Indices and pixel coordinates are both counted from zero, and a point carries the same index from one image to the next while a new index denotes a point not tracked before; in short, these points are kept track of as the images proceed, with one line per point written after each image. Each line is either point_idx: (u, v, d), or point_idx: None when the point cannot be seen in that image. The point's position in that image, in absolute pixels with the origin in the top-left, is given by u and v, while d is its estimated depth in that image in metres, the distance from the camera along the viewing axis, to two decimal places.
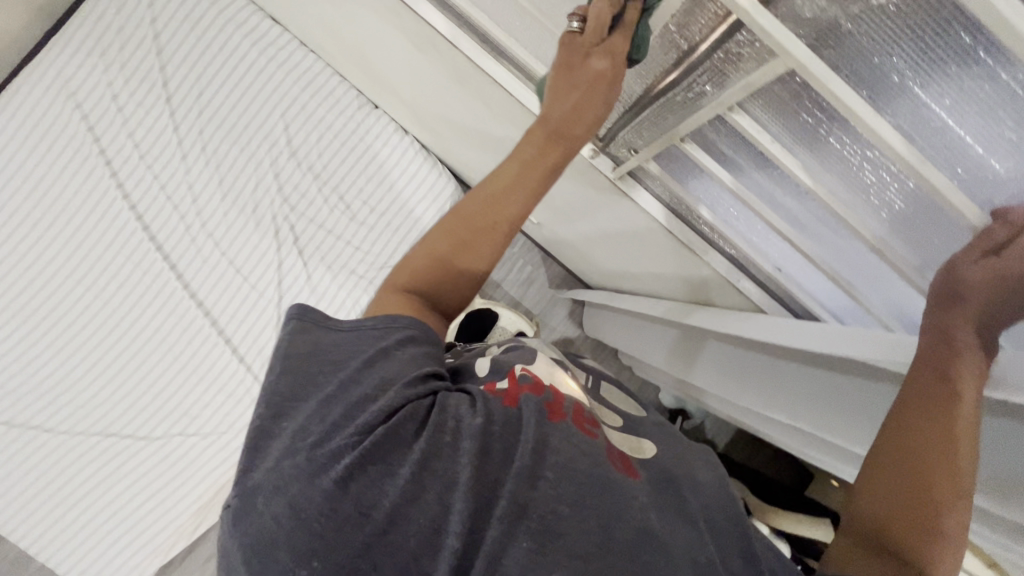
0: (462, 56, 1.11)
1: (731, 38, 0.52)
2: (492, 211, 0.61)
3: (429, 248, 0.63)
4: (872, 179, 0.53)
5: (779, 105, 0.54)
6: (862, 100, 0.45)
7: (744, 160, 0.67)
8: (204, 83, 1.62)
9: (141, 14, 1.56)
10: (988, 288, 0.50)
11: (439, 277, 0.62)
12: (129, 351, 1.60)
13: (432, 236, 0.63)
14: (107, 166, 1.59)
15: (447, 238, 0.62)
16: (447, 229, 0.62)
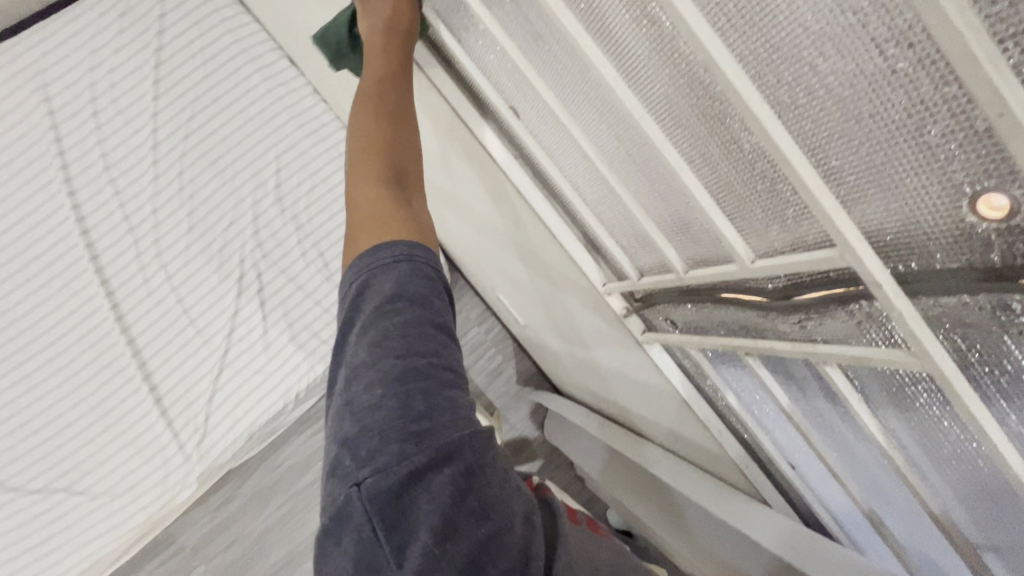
0: (493, 164, 0.93)
1: (844, 305, 0.47)
2: (399, 88, 0.71)
3: (373, 159, 0.64)
4: (964, 464, 0.50)
5: (878, 373, 0.50)
6: (984, 404, 0.42)
7: (806, 388, 0.62)
8: (200, 121, 1.72)
9: (146, 53, 1.68)
10: None
11: (401, 159, 0.66)
12: (46, 381, 1.58)
13: (361, 164, 0.64)
14: (67, 186, 1.64)
15: (378, 136, 0.66)
16: (365, 137, 0.66)
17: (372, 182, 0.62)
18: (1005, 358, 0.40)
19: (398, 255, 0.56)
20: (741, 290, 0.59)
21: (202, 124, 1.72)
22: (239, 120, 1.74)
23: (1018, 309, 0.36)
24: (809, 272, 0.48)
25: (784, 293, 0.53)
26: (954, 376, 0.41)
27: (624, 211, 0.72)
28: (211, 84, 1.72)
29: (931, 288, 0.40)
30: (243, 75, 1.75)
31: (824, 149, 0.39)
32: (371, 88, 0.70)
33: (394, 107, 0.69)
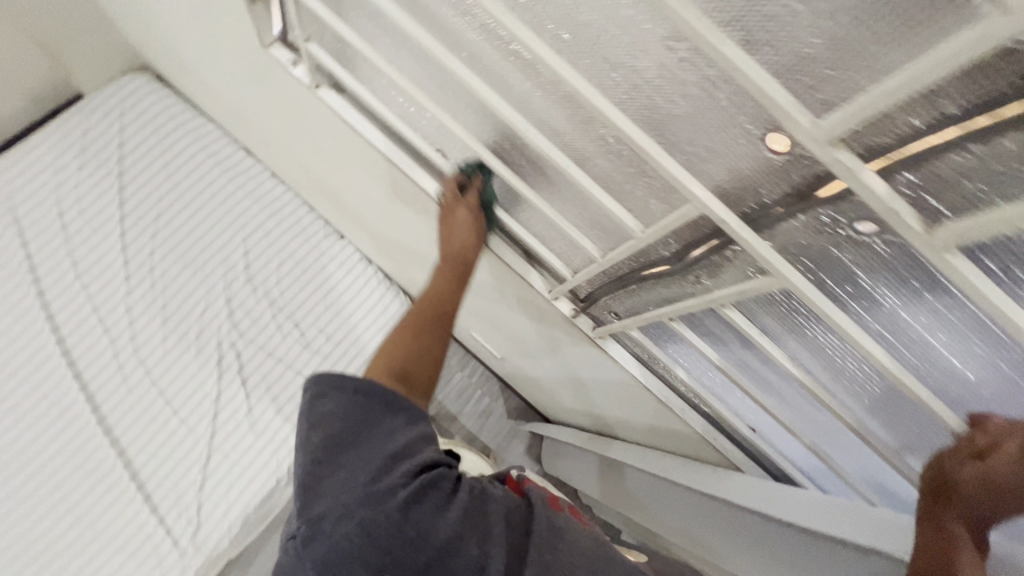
0: (436, 205, 1.03)
1: (721, 253, 0.57)
2: (455, 287, 0.87)
3: (410, 322, 0.78)
4: (856, 372, 0.58)
5: (766, 307, 0.59)
6: (836, 309, 0.51)
7: (727, 340, 0.71)
8: (166, 219, 1.82)
9: (109, 165, 1.79)
10: (982, 496, 0.49)
11: (413, 346, 0.74)
12: (28, 498, 1.55)
13: (409, 317, 0.80)
14: (41, 299, 1.69)
15: (422, 308, 0.81)
16: (416, 307, 0.81)
17: (385, 358, 0.72)
18: (839, 263, 0.49)
19: (378, 392, 0.64)
20: (651, 263, 0.69)
21: (168, 221, 1.81)
22: (203, 211, 1.85)
23: (828, 221, 0.46)
24: (690, 231, 0.58)
25: (681, 256, 0.63)
26: (806, 288, 0.50)
27: (549, 220, 0.83)
28: (173, 183, 1.83)
29: (767, 218, 0.49)
30: (203, 171, 1.86)
31: (662, 125, 0.50)
32: (441, 280, 0.87)
33: (443, 298, 0.84)
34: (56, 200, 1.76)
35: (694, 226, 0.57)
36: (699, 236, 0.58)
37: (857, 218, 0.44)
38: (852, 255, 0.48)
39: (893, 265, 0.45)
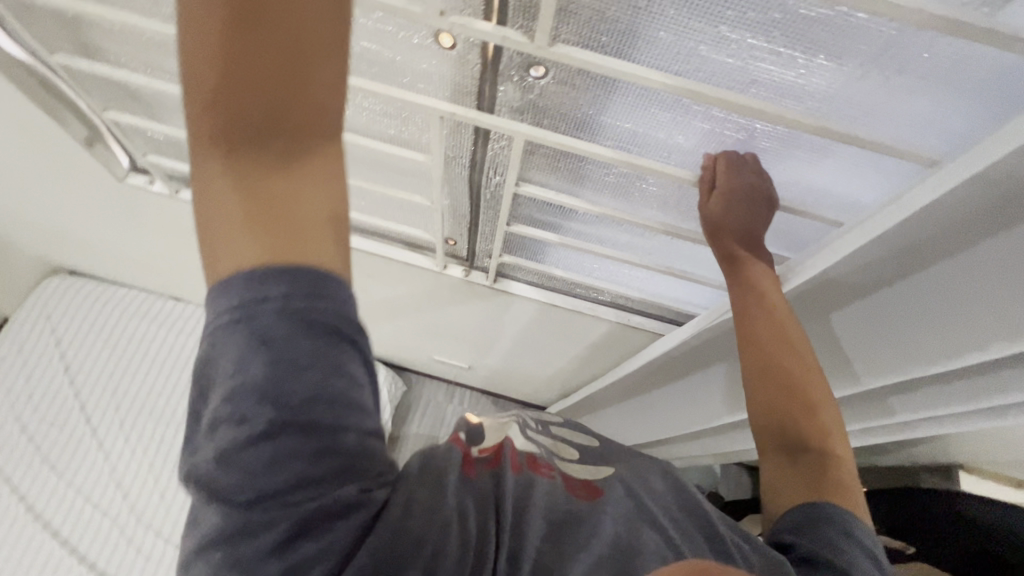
0: None
1: (490, 145, 0.72)
2: (269, 83, 0.28)
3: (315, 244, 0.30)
4: (631, 184, 0.72)
5: (548, 168, 0.74)
6: (575, 139, 0.66)
7: (556, 218, 0.86)
8: (121, 387, 1.87)
9: (50, 364, 1.85)
10: (735, 210, 0.63)
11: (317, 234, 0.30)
12: None
13: (228, 251, 0.28)
14: (29, 513, 1.69)
15: (287, 196, 0.29)
16: (271, 208, 0.29)
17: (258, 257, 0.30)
18: (552, 109, 0.64)
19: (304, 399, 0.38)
20: (468, 185, 0.83)
21: (124, 389, 1.86)
22: (152, 365, 1.90)
23: (517, 75, 0.60)
24: (463, 140, 0.73)
25: (477, 164, 0.77)
26: (540, 134, 0.65)
27: (398, 202, 0.96)
28: (114, 353, 1.90)
29: (486, 97, 0.65)
30: (136, 329, 1.93)
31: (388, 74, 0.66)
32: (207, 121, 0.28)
33: (286, 116, 0.29)
34: (15, 418, 1.79)
35: (462, 136, 0.72)
36: (471, 141, 0.73)
37: (529, 66, 0.58)
38: (550, 97, 0.62)
39: (573, 88, 0.60)
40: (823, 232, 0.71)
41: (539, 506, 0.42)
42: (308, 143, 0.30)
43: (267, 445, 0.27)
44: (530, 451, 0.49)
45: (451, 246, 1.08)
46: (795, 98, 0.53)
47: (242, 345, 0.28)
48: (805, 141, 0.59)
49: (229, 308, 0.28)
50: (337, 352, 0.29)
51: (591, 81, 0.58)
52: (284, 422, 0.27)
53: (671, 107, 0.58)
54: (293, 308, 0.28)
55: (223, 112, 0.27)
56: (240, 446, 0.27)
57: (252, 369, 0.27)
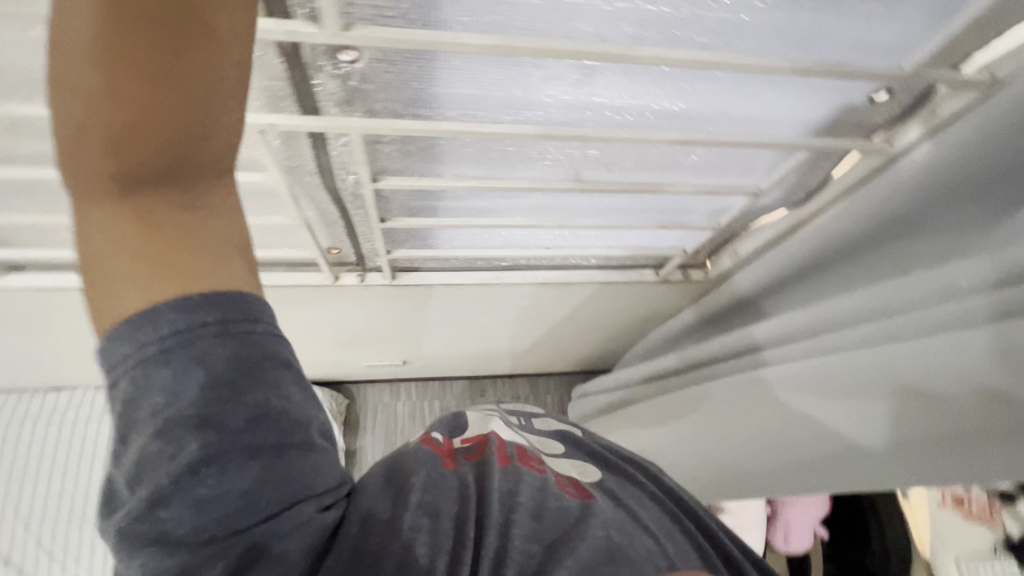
0: None
1: (328, 144, 0.66)
2: (163, 167, 0.24)
3: (210, 275, 0.26)
4: (490, 150, 0.69)
5: (401, 156, 0.69)
6: (415, 120, 0.62)
7: (427, 201, 0.81)
8: None
9: None
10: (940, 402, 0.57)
11: (218, 240, 0.27)
12: None
13: (104, 284, 0.25)
14: None
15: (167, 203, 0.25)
16: (154, 238, 0.25)
17: (150, 276, 0.25)
18: (381, 92, 0.59)
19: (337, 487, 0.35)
20: (323, 191, 0.76)
21: None
22: None
23: (329, 67, 0.55)
24: (299, 148, 0.66)
25: (324, 168, 0.71)
26: (375, 124, 0.61)
27: (259, 229, 0.87)
28: None
29: (306, 94, 0.58)
30: None
31: None
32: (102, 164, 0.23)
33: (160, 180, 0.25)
34: None
35: (295, 143, 0.65)
36: (310, 146, 0.66)
37: (336, 51, 0.52)
38: (373, 82, 0.57)
39: (391, 68, 0.55)
40: (680, 154, 0.72)
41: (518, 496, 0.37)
42: (188, 224, 0.26)
43: (213, 468, 0.25)
44: (519, 443, 0.45)
45: (336, 254, 1.02)
46: (614, 31, 0.52)
47: (181, 435, 0.25)
48: (640, 71, 0.57)
49: (172, 336, 0.25)
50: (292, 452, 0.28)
51: (408, 58, 0.54)
52: (220, 450, 0.25)
53: (499, 65, 0.56)
54: (232, 360, 0.26)
55: (148, 209, 0.25)
56: (172, 519, 0.25)
57: (194, 464, 0.25)
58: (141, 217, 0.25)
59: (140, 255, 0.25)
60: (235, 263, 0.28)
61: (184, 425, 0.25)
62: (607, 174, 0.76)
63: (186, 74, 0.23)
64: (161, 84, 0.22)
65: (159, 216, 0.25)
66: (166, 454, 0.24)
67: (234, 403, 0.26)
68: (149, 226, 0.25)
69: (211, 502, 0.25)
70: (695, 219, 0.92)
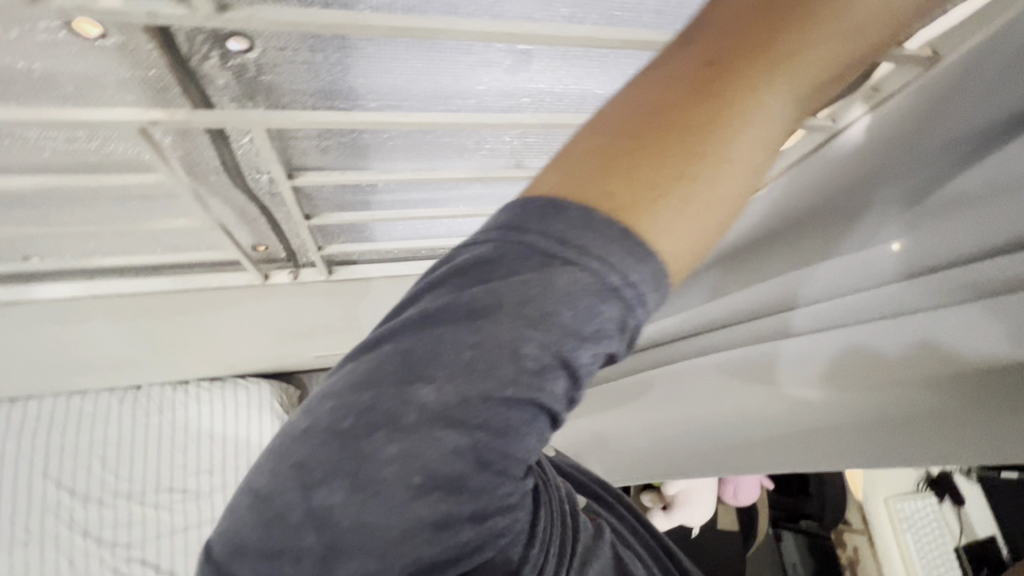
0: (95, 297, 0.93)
1: (229, 139, 0.57)
2: (715, 76, 0.21)
3: (653, 210, 0.20)
4: (419, 142, 0.63)
5: (321, 152, 0.62)
6: (329, 113, 0.54)
7: (357, 197, 0.74)
8: None
9: None
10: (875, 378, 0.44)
11: (706, 187, 0.20)
12: None
13: (584, 164, 0.21)
14: None
15: (701, 112, 0.21)
16: (653, 133, 0.21)
17: (608, 172, 0.20)
18: (285, 82, 0.51)
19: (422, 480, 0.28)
20: (235, 189, 0.68)
21: None
22: None
23: (216, 56, 0.46)
24: (197, 145, 0.57)
25: (231, 166, 0.62)
26: (283, 118, 0.53)
27: (168, 232, 0.77)
28: None
29: (191, 90, 0.50)
30: None
31: (48, 88, 0.48)
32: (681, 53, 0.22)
33: (708, 62, 0.21)
34: None
35: (190, 140, 0.56)
36: (210, 143, 0.58)
37: (223, 39, 0.44)
38: (273, 71, 0.49)
39: (291, 56, 0.47)
40: None
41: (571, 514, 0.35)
42: (678, 135, 0.21)
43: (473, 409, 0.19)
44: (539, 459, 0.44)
45: (263, 251, 0.93)
46: (548, 12, 0.46)
47: (433, 343, 0.19)
48: (579, 54, 0.52)
49: (509, 230, 0.21)
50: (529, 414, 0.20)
51: (312, 44, 0.46)
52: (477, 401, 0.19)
53: (420, 52, 0.49)
54: (540, 255, 0.20)
55: (658, 106, 0.21)
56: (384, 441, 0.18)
57: (414, 394, 0.19)
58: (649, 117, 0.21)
59: (621, 147, 0.21)
60: (700, 228, 0.21)
61: (441, 320, 0.20)
62: None
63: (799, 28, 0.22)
64: (778, 27, 0.22)
65: (680, 125, 0.21)
66: (468, 339, 0.19)
67: (512, 313, 0.19)
68: (653, 118, 0.21)
69: (450, 440, 0.19)
70: None
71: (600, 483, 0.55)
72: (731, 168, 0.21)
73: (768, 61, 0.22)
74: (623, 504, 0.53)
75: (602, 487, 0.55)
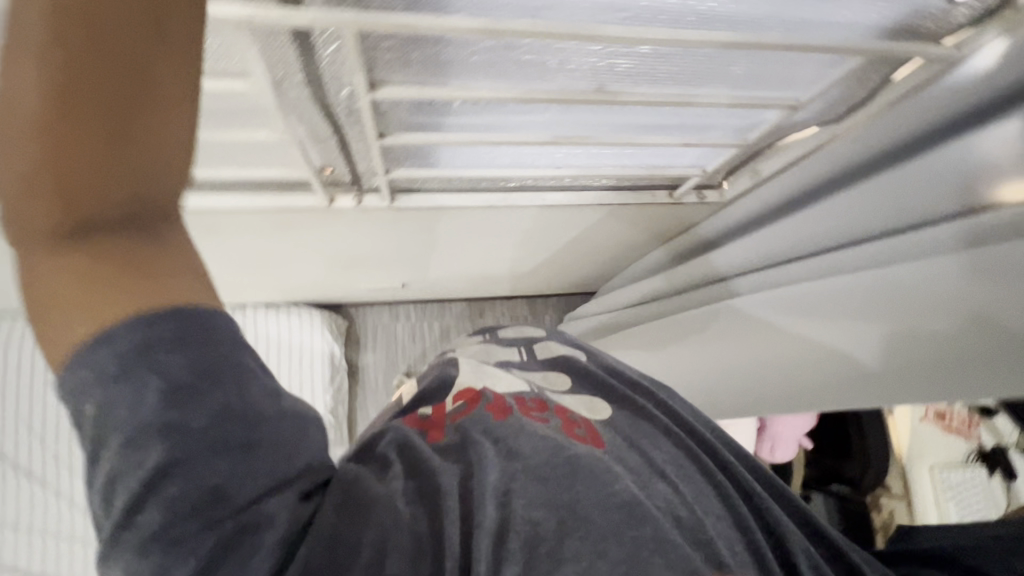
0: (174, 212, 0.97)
1: (316, 43, 0.56)
2: (114, 197, 0.27)
3: (151, 294, 0.28)
4: (504, 56, 0.60)
5: (403, 63, 0.60)
6: (419, 19, 0.52)
7: (431, 115, 0.73)
8: None
9: None
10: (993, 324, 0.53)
11: (169, 269, 0.29)
12: None
13: (53, 300, 0.27)
14: None
15: (131, 242, 0.28)
16: (91, 268, 0.27)
17: (82, 286, 0.27)
18: None
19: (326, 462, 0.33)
20: (312, 102, 0.67)
21: None
22: None
23: None
24: (285, 50, 0.57)
25: (314, 74, 0.62)
26: (375, 22, 0.51)
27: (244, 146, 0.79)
28: None
29: None
30: None
31: None
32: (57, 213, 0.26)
33: (78, 208, 0.26)
34: None
35: (279, 44, 0.56)
36: (298, 48, 0.57)
37: None
38: None
39: None
40: (716, 60, 0.64)
41: (523, 449, 0.41)
42: (122, 250, 0.28)
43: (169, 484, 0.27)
44: (519, 395, 0.51)
45: (330, 173, 0.93)
46: None
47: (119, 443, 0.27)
48: None
49: (128, 340, 0.27)
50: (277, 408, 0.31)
51: None
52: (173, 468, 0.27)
53: None
54: (162, 360, 0.27)
55: (89, 242, 0.27)
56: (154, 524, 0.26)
57: (142, 458, 0.26)
58: (86, 252, 0.27)
59: (76, 276, 0.27)
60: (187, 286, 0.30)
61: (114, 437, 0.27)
62: (634, 85, 0.68)
63: (118, 163, 0.26)
64: (101, 161, 0.26)
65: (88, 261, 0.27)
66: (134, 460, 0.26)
67: (176, 399, 0.27)
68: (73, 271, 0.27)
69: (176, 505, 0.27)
70: (721, 136, 0.85)
71: (635, 386, 0.57)
72: (177, 258, 0.30)
73: (122, 132, 0.26)
74: (659, 407, 0.55)
75: (637, 388, 0.57)
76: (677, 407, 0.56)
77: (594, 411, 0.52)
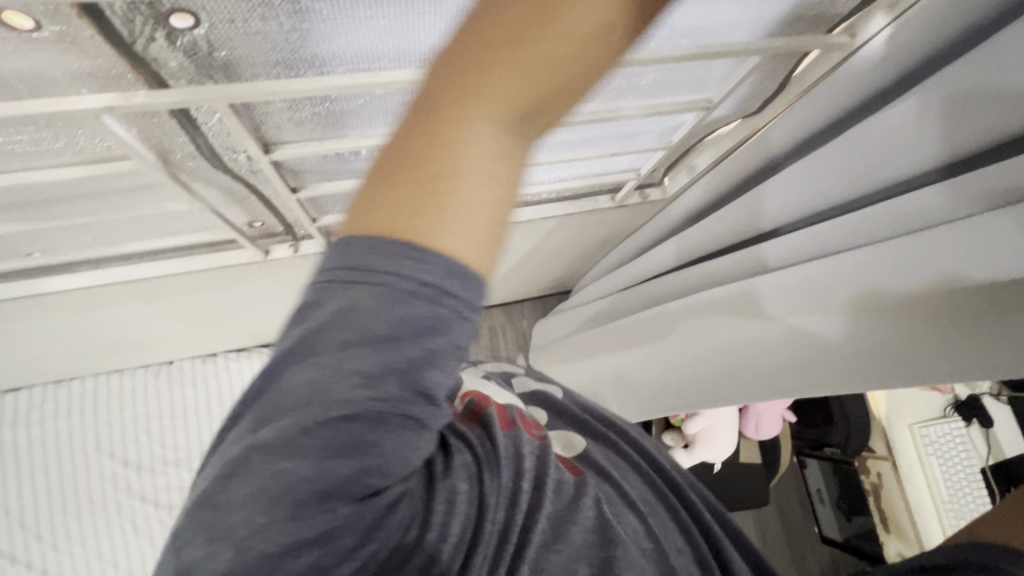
0: (104, 288, 0.94)
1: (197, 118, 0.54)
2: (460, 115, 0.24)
3: (435, 231, 0.24)
4: (398, 104, 0.59)
5: (296, 124, 0.59)
6: (297, 83, 0.51)
7: (342, 166, 0.71)
8: None
9: None
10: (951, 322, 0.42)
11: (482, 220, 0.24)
12: None
13: (383, 205, 0.24)
14: None
15: (438, 174, 0.24)
16: (414, 181, 0.24)
17: (393, 210, 0.24)
18: (245, 54, 0.48)
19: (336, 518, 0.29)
20: (213, 169, 0.65)
21: None
22: None
23: (165, 35, 0.43)
24: (164, 129, 0.55)
25: (205, 146, 0.60)
26: (250, 94, 0.50)
27: (157, 218, 0.76)
28: None
29: (148, 73, 0.47)
30: None
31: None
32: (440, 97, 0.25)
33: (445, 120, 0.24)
34: None
35: (157, 124, 0.54)
36: (181, 124, 0.55)
37: (165, 17, 0.41)
38: (228, 43, 0.46)
39: (246, 27, 0.44)
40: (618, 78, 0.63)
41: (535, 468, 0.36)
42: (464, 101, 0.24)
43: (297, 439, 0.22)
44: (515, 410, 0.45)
45: (260, 227, 0.91)
46: None
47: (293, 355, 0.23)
48: None
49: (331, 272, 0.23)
50: (403, 432, 0.24)
51: (263, 11, 0.42)
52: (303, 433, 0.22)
53: (383, 8, 0.44)
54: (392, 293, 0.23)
55: (414, 175, 0.24)
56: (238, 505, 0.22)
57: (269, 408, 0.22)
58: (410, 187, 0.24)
59: (392, 208, 0.24)
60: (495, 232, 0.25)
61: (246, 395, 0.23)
62: None
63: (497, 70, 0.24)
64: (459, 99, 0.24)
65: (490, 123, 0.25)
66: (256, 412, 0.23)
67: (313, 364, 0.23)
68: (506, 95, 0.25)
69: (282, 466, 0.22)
70: (647, 142, 0.84)
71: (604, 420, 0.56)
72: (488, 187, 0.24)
73: (466, 89, 0.24)
74: (625, 438, 0.55)
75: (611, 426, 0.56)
76: (648, 445, 0.55)
77: (570, 445, 0.49)
